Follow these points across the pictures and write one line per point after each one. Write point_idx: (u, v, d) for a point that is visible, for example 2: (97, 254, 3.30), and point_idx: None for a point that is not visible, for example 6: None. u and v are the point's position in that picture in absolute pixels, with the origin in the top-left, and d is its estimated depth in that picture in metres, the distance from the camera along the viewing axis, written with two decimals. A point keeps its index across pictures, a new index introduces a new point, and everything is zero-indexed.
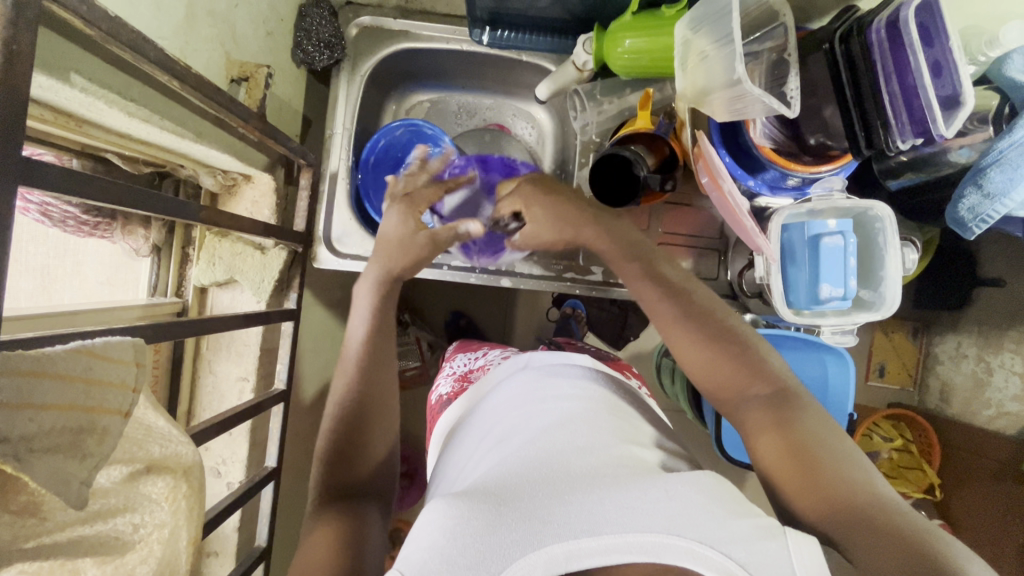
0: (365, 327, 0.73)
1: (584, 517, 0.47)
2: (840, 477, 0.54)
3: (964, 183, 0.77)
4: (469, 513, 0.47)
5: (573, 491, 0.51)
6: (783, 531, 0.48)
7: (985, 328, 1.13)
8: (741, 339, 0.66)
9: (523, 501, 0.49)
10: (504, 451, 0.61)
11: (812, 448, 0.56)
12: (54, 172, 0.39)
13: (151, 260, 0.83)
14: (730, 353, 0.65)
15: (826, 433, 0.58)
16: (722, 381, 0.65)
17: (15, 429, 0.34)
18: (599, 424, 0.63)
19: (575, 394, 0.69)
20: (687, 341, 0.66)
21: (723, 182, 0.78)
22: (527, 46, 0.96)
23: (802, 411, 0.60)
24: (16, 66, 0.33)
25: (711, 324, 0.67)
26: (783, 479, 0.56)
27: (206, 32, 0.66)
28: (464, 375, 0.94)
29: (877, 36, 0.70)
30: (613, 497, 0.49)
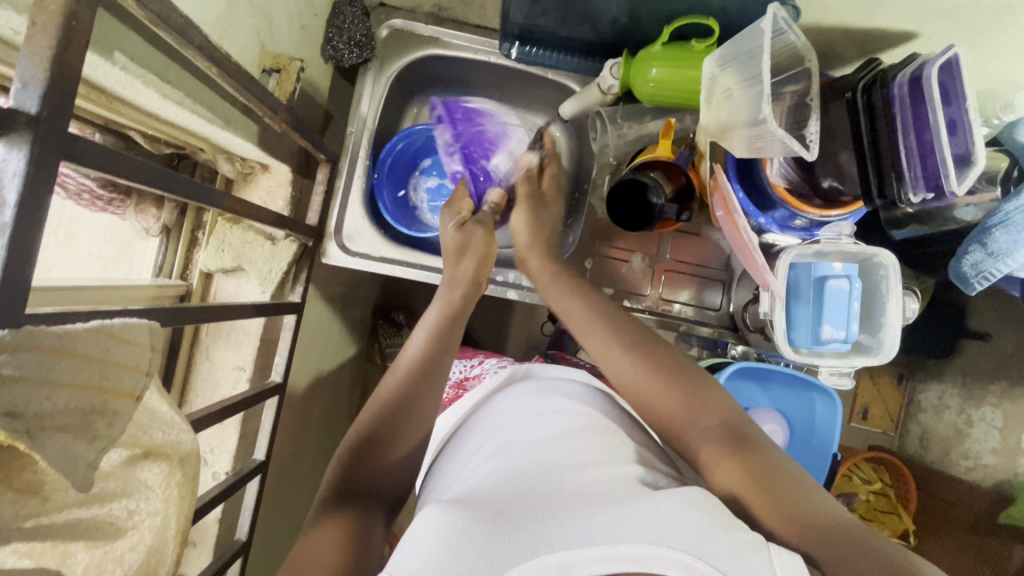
0: (425, 335, 0.76)
1: (575, 529, 0.47)
2: (805, 501, 0.53)
3: (970, 240, 0.79)
4: (462, 519, 0.48)
5: (568, 506, 0.50)
6: (767, 545, 0.47)
7: (968, 379, 1.15)
8: (702, 381, 0.69)
9: (516, 512, 0.49)
10: (497, 462, 0.60)
11: (762, 472, 0.57)
12: (92, 150, 0.39)
13: (160, 241, 0.82)
14: (687, 389, 0.68)
15: (774, 463, 0.58)
16: (674, 409, 0.67)
17: (31, 405, 0.33)
18: (594, 438, 0.63)
19: (576, 414, 0.69)
20: (642, 371, 0.70)
21: (738, 217, 0.78)
22: (554, 64, 0.97)
23: (756, 446, 0.61)
24: (73, 41, 0.33)
25: (664, 358, 0.71)
26: (752, 506, 0.55)
27: (244, 21, 0.66)
28: (460, 384, 0.94)
29: (899, 91, 0.72)
30: (607, 512, 0.49)
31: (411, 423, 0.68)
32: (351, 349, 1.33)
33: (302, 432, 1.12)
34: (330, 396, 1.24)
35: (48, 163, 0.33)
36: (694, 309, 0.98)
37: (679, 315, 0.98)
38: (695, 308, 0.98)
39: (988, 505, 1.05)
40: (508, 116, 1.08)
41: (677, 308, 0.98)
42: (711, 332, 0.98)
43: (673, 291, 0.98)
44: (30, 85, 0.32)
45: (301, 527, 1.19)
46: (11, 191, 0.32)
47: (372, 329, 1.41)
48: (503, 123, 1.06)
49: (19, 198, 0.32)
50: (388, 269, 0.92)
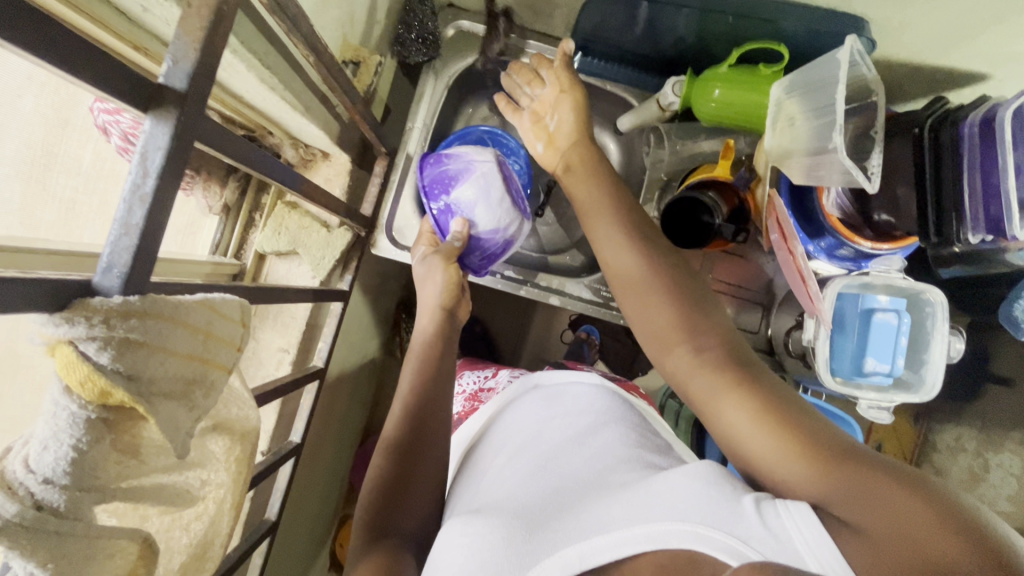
0: (411, 372, 0.74)
1: (591, 526, 0.48)
2: (820, 436, 0.48)
3: (1023, 287, 0.82)
4: (484, 528, 0.50)
5: (585, 507, 0.52)
6: (774, 501, 0.45)
7: (988, 425, 1.14)
8: (701, 298, 0.61)
9: (539, 516, 0.51)
10: (518, 464, 0.62)
11: (770, 405, 0.51)
12: (215, 130, 0.40)
13: (219, 219, 0.84)
14: (683, 309, 0.60)
15: (782, 396, 0.52)
16: (667, 330, 0.60)
17: (148, 370, 0.34)
18: (607, 436, 0.64)
19: (593, 414, 0.69)
20: (639, 295, 0.63)
21: (793, 243, 0.79)
22: (613, 76, 0.99)
23: (762, 376, 0.55)
24: (220, 26, 0.35)
25: (661, 266, 0.63)
26: (761, 450, 0.50)
27: (333, 14, 0.67)
28: (476, 396, 0.94)
29: (969, 131, 0.72)
30: (620, 502, 0.50)
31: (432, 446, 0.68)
32: (378, 340, 1.34)
33: (329, 418, 1.14)
34: (355, 384, 1.25)
35: (187, 138, 0.35)
36: None
37: None
38: None
39: None
40: (505, 160, 0.87)
41: None
42: None
43: None
44: (179, 63, 0.33)
45: (319, 511, 1.21)
46: (155, 162, 0.33)
47: (398, 321, 1.43)
48: (492, 184, 0.83)
49: (159, 170, 0.33)
50: None
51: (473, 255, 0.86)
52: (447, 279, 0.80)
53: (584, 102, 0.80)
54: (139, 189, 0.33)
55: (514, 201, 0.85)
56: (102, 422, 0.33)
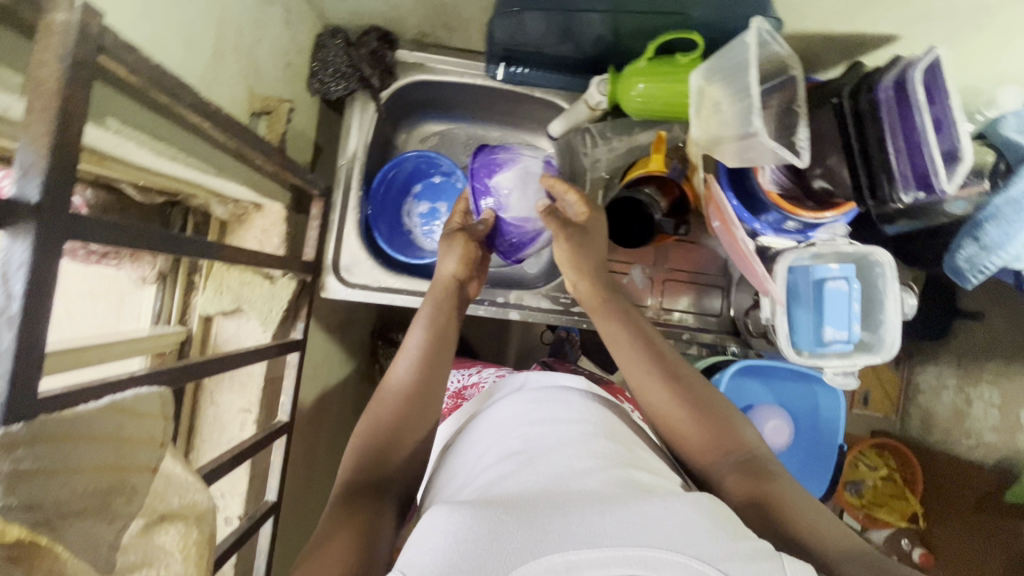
0: (411, 362, 0.71)
1: (581, 526, 0.41)
2: (823, 525, 0.54)
3: (962, 237, 0.81)
4: (468, 514, 0.42)
5: (574, 500, 0.44)
6: (778, 554, 0.43)
7: (964, 360, 1.15)
8: (715, 405, 0.67)
9: (524, 506, 0.43)
10: (499, 467, 0.54)
11: (780, 497, 0.57)
12: (94, 226, 0.38)
13: (156, 289, 0.81)
14: (699, 415, 0.65)
15: (787, 487, 0.59)
16: (684, 432, 0.65)
17: (48, 495, 0.33)
18: (600, 437, 0.57)
19: (586, 413, 0.62)
20: (660, 398, 0.67)
21: (735, 228, 0.79)
22: (540, 83, 0.97)
23: (773, 475, 0.60)
24: (70, 125, 0.33)
25: (680, 374, 0.68)
26: (773, 512, 0.55)
27: (232, 68, 0.65)
28: (458, 393, 0.94)
29: (885, 95, 0.73)
30: (615, 508, 0.43)
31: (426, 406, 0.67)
32: (352, 375, 1.31)
33: (310, 465, 1.12)
34: (335, 425, 1.23)
35: (52, 247, 0.33)
36: (695, 316, 0.99)
37: (681, 323, 0.99)
38: (696, 315, 0.99)
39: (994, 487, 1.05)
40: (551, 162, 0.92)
41: (678, 316, 0.99)
42: (713, 338, 0.98)
43: (674, 300, 0.98)
44: (29, 173, 0.32)
45: None
46: (19, 282, 0.31)
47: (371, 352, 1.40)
48: (537, 181, 0.88)
49: (25, 289, 0.31)
50: (389, 299, 0.91)
51: (502, 241, 0.88)
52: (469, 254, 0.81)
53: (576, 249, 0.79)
54: (5, 313, 0.31)
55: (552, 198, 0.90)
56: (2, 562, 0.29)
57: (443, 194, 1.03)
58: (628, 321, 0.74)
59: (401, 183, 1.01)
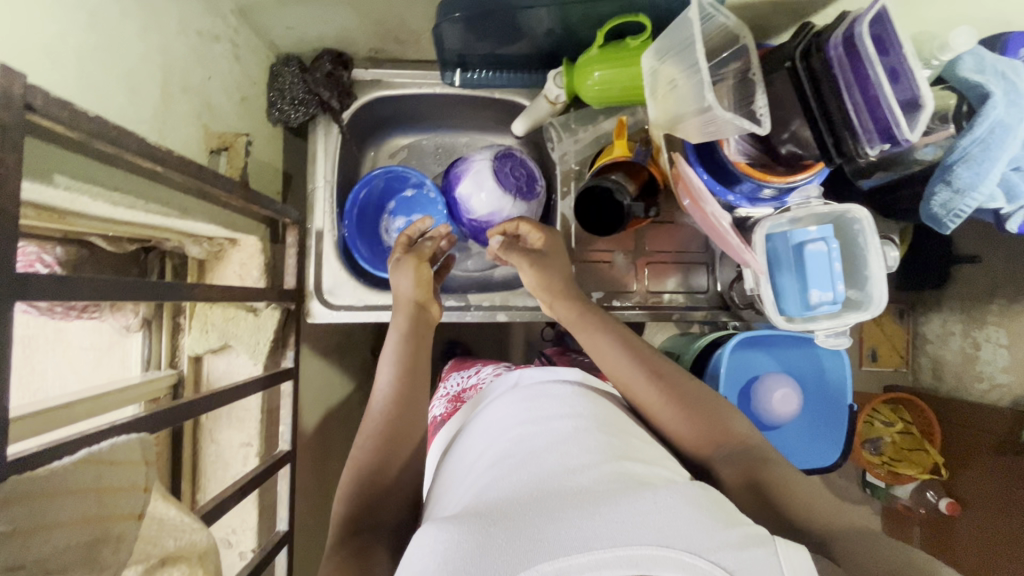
0: (390, 377, 0.72)
1: (570, 531, 0.41)
2: (817, 506, 0.56)
3: (933, 181, 0.80)
4: (459, 531, 0.41)
5: (564, 502, 0.44)
6: (771, 539, 0.43)
7: (967, 304, 1.15)
8: (703, 395, 0.67)
9: (512, 515, 0.43)
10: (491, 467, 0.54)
11: (775, 482, 0.58)
12: (48, 283, 0.38)
13: (142, 335, 0.82)
14: (687, 406, 0.65)
15: (779, 471, 0.59)
16: (673, 426, 0.65)
17: (29, 555, 0.33)
18: (586, 426, 0.56)
19: (576, 403, 0.61)
20: (646, 393, 0.67)
21: (705, 204, 0.79)
22: (498, 83, 0.97)
23: (765, 461, 0.61)
24: (5, 188, 0.33)
25: (663, 370, 0.69)
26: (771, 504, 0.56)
27: (182, 109, 0.66)
28: (458, 396, 0.92)
29: (835, 52, 0.72)
30: (604, 509, 0.42)
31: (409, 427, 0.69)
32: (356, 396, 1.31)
33: (322, 490, 1.12)
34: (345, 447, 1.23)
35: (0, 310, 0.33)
36: (685, 295, 0.99)
37: (670, 304, 0.98)
38: (685, 294, 0.99)
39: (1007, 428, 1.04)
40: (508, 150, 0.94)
41: (667, 297, 0.99)
42: (704, 315, 0.98)
43: (660, 281, 0.98)
44: None
45: None
46: None
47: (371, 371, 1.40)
48: (485, 178, 0.92)
49: None
50: (376, 317, 0.92)
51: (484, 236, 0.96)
52: (422, 274, 0.81)
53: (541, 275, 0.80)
54: None
55: (507, 185, 0.92)
56: None
57: (417, 206, 1.00)
58: (607, 328, 0.74)
59: (375, 201, 0.99)
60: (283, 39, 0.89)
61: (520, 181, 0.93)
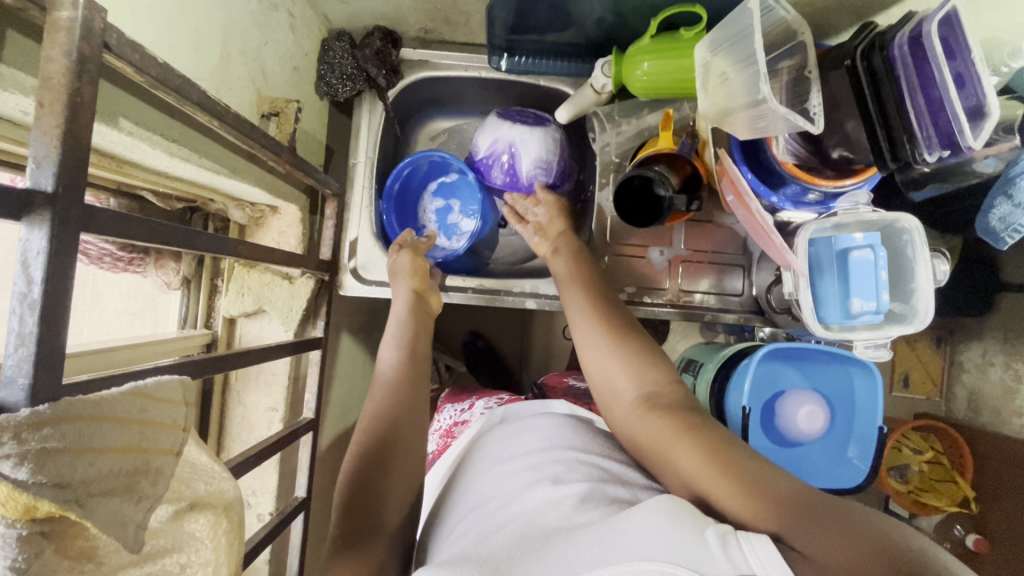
0: (395, 354, 0.76)
1: (553, 571, 0.42)
2: (774, 476, 0.49)
3: (993, 194, 0.78)
4: (448, 575, 0.43)
5: (547, 546, 0.46)
6: (734, 532, 0.40)
7: (1012, 335, 1.09)
8: (665, 367, 0.65)
9: (504, 562, 0.45)
10: (486, 508, 0.55)
11: (720, 450, 0.52)
12: (112, 219, 0.39)
13: (181, 293, 0.85)
14: (651, 375, 0.64)
15: (729, 442, 0.53)
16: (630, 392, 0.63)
17: (76, 474, 0.34)
18: (574, 462, 0.57)
19: (563, 437, 0.63)
20: (607, 357, 0.67)
21: (749, 200, 0.78)
22: (545, 71, 0.97)
23: (719, 432, 0.55)
24: (80, 116, 0.34)
25: (627, 338, 0.68)
26: (716, 481, 0.49)
27: (239, 71, 0.68)
28: (449, 431, 0.90)
29: (900, 51, 0.70)
30: (587, 543, 0.43)
31: (408, 424, 0.68)
32: None
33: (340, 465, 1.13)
34: None
35: (70, 234, 0.35)
36: (717, 296, 0.97)
37: (701, 305, 0.97)
38: (717, 296, 0.97)
39: None
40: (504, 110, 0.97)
41: (698, 298, 0.97)
42: (736, 317, 0.96)
43: (693, 282, 0.97)
44: (43, 164, 0.33)
45: None
46: (38, 267, 0.33)
47: None
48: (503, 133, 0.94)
49: (45, 274, 0.33)
50: None
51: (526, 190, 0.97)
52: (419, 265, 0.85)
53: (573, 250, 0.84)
54: (26, 297, 0.33)
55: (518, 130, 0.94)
56: (40, 535, 0.33)
57: (460, 191, 1.01)
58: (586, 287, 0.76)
59: (421, 177, 1.01)
60: (337, 14, 0.91)
61: (526, 120, 0.95)
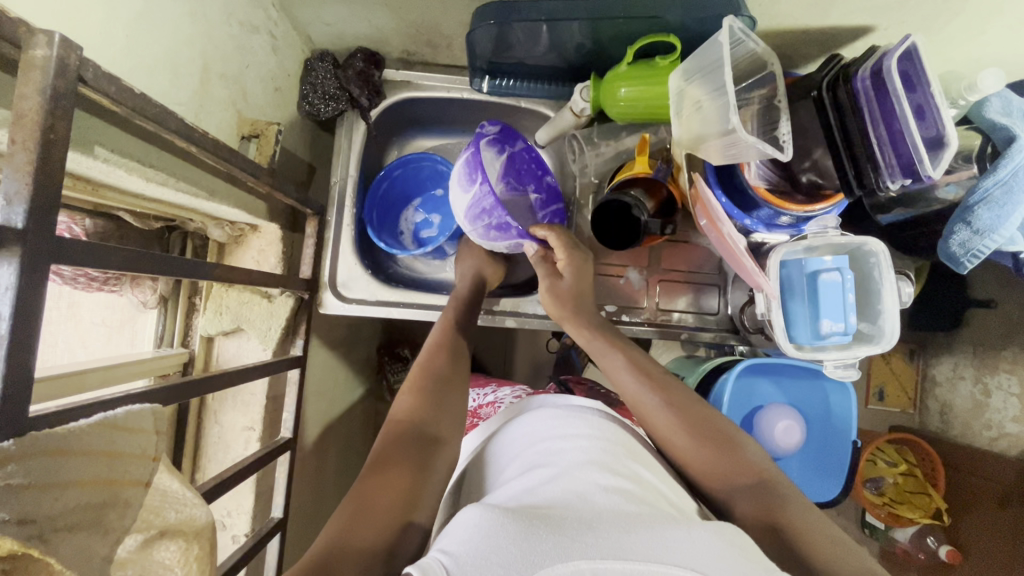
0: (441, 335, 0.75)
1: (609, 538, 0.39)
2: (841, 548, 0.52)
3: (953, 221, 0.79)
4: (500, 517, 0.41)
5: (600, 517, 0.43)
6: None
7: (980, 349, 1.13)
8: (719, 425, 0.65)
9: (555, 517, 0.42)
10: (524, 479, 0.52)
11: (795, 525, 0.54)
12: (83, 250, 0.39)
13: (158, 311, 0.84)
14: (709, 438, 0.63)
15: (798, 510, 0.56)
16: (695, 461, 0.62)
17: (42, 509, 0.34)
18: (622, 459, 0.54)
19: (606, 428, 0.60)
20: (660, 420, 0.66)
21: (722, 225, 0.80)
22: (526, 93, 0.99)
23: (788, 500, 0.57)
24: (52, 152, 0.35)
25: (674, 396, 0.67)
26: (800, 548, 0.52)
27: (219, 94, 0.68)
28: (474, 414, 0.90)
29: (863, 84, 0.73)
30: (642, 529, 0.41)
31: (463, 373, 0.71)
32: (359, 391, 1.31)
33: (319, 482, 1.12)
34: (344, 442, 1.23)
35: (39, 268, 0.35)
36: (694, 315, 0.99)
37: (679, 323, 0.98)
38: (694, 314, 0.99)
39: (1015, 478, 1.01)
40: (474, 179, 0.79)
41: (676, 316, 0.98)
42: (712, 336, 0.98)
43: (671, 300, 0.98)
44: (13, 199, 0.33)
45: None
46: (6, 304, 0.33)
47: (377, 369, 1.40)
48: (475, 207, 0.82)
49: (13, 310, 0.33)
50: (386, 312, 0.92)
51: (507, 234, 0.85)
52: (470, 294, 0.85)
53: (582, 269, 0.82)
54: None
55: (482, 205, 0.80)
56: (2, 573, 0.32)
57: (443, 206, 1.03)
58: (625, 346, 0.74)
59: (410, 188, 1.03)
60: (320, 35, 0.92)
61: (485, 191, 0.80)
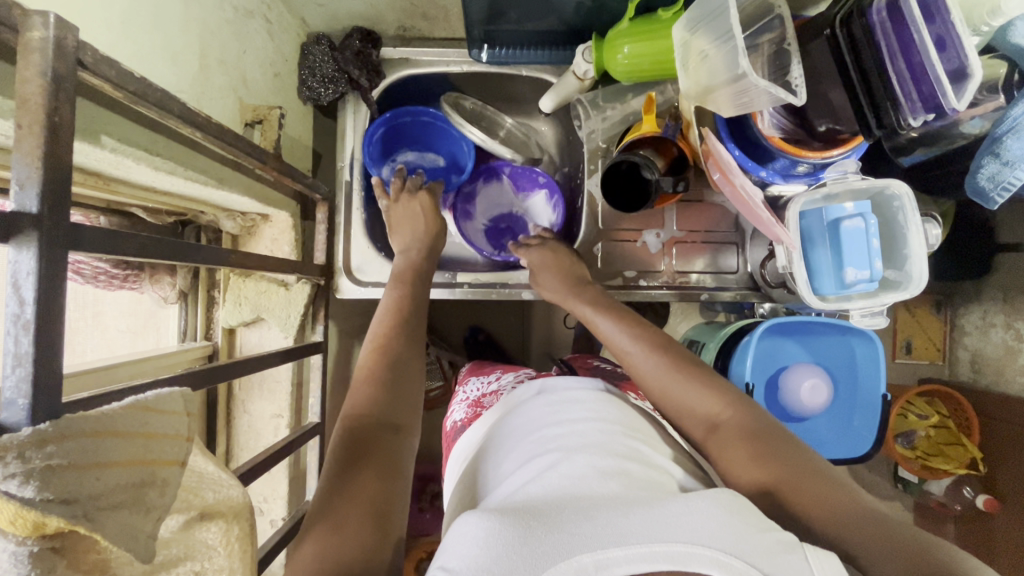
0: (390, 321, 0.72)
1: (607, 527, 0.39)
2: (835, 491, 0.50)
3: (981, 154, 0.76)
4: (492, 522, 0.40)
5: (597, 505, 0.42)
6: (801, 542, 0.40)
7: (1010, 294, 1.09)
8: (705, 366, 0.64)
9: (549, 511, 0.41)
10: (522, 474, 0.51)
11: (786, 465, 0.53)
12: (100, 235, 0.39)
13: (179, 306, 0.86)
14: (700, 378, 0.62)
15: (792, 445, 0.55)
16: (686, 404, 0.62)
17: (83, 489, 0.34)
18: (618, 443, 0.53)
19: (603, 412, 0.59)
20: (652, 369, 0.65)
21: (734, 176, 0.78)
22: (527, 60, 0.96)
23: (782, 437, 0.56)
24: (59, 136, 0.35)
25: (657, 343, 0.67)
26: (792, 503, 0.51)
27: (218, 81, 0.68)
28: (478, 402, 0.82)
29: (878, 17, 0.69)
30: (640, 510, 0.41)
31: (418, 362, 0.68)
32: None
33: None
34: None
35: (58, 254, 0.35)
36: (713, 276, 0.97)
37: (698, 285, 0.97)
38: (713, 275, 0.97)
39: None
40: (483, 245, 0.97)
41: (695, 278, 0.97)
42: (733, 295, 0.96)
43: (688, 262, 0.97)
44: (26, 185, 0.33)
45: None
46: (30, 287, 0.33)
47: None
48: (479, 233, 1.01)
49: (36, 294, 0.33)
50: None
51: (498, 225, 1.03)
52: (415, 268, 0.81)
53: (560, 260, 0.85)
54: (20, 318, 0.33)
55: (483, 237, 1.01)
56: (51, 550, 0.33)
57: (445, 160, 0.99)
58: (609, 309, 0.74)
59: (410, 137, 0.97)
60: (315, 17, 0.91)
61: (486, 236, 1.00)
